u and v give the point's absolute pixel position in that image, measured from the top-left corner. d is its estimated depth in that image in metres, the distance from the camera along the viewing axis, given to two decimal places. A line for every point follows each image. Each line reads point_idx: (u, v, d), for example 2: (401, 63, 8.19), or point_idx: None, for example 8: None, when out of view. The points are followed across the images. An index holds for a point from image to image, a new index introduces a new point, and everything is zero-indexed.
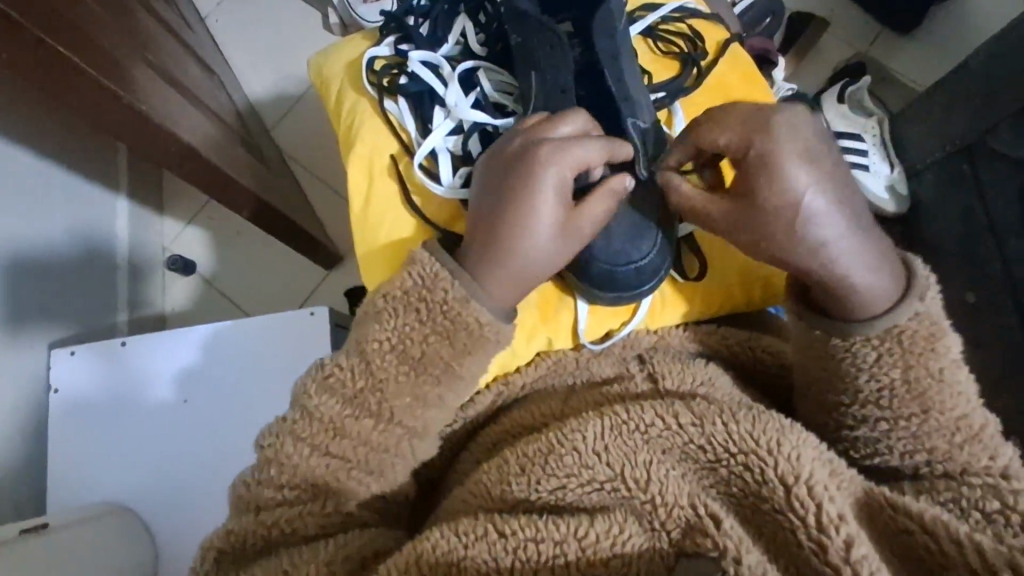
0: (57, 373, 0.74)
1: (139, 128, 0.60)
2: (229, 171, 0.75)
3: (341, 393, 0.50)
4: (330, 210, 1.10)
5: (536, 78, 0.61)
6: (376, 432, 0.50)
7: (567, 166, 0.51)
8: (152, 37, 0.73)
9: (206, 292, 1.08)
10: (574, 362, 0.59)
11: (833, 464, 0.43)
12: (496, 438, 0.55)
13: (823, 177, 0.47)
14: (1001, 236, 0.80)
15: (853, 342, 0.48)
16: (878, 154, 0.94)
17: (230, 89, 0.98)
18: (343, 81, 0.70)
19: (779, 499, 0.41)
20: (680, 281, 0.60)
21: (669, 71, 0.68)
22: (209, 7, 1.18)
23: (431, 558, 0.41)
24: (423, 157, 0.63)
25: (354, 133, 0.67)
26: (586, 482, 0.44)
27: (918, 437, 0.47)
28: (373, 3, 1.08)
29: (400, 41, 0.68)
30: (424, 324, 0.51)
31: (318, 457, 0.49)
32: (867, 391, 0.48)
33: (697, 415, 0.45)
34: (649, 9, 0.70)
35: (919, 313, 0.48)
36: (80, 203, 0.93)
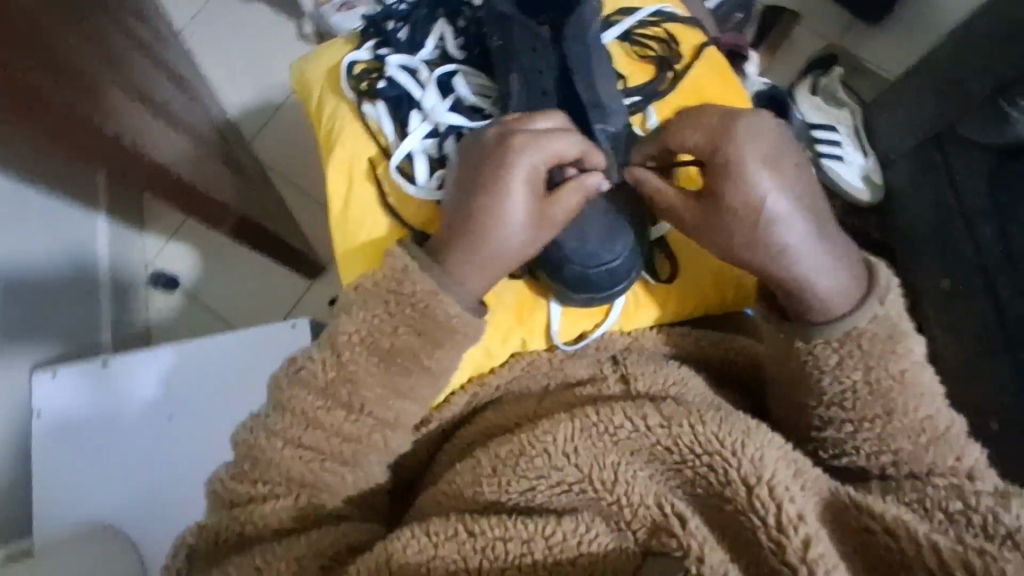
0: (40, 395, 0.74)
1: (110, 145, 0.60)
2: (203, 187, 0.75)
3: (313, 384, 0.50)
4: (312, 220, 1.11)
5: (517, 80, 0.59)
6: (349, 422, 0.50)
7: (539, 160, 0.51)
8: (125, 55, 0.73)
9: (191, 307, 1.08)
10: (548, 362, 0.59)
11: (796, 463, 0.44)
12: (471, 437, 0.55)
13: (786, 183, 0.48)
14: (970, 218, 0.81)
15: (814, 344, 0.49)
16: (851, 145, 0.95)
17: (207, 103, 0.99)
18: (323, 86, 0.70)
19: (742, 499, 0.41)
20: (653, 283, 0.60)
21: (644, 74, 0.68)
22: (185, 21, 1.18)
23: (400, 559, 0.42)
24: (399, 161, 0.63)
25: (334, 136, 0.67)
26: (555, 483, 0.44)
27: (883, 438, 0.47)
28: (346, 11, 1.07)
29: (380, 45, 0.69)
30: (393, 316, 0.51)
31: (291, 449, 0.49)
32: (832, 387, 0.49)
33: (665, 417, 0.46)
34: (625, 13, 0.70)
35: (879, 316, 0.49)
36: (60, 224, 0.92)
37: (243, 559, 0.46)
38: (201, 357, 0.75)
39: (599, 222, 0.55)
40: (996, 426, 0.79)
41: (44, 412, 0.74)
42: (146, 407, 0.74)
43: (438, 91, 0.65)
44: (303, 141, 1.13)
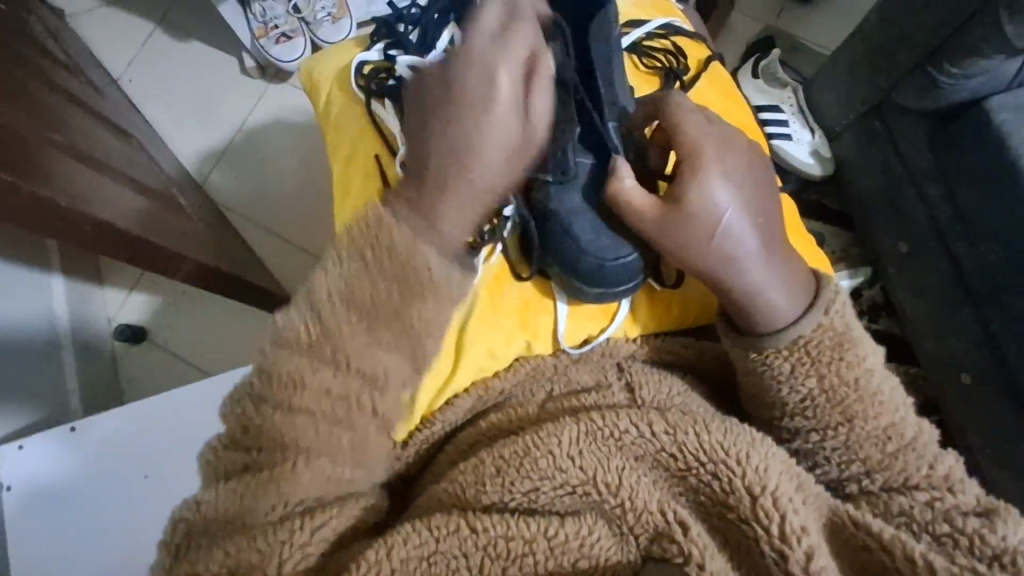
0: (7, 467, 0.71)
1: (48, 212, 0.58)
2: (157, 238, 0.73)
3: (297, 347, 0.41)
4: (276, 255, 1.09)
5: None
6: (337, 379, 0.41)
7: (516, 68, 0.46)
8: (56, 114, 0.71)
9: (160, 356, 1.05)
10: (553, 367, 0.58)
11: (800, 479, 0.44)
12: (472, 440, 0.54)
13: (740, 200, 0.49)
14: (920, 184, 0.84)
15: (767, 354, 0.49)
16: (797, 122, 0.98)
17: (150, 149, 0.96)
18: (331, 85, 0.71)
19: (746, 508, 0.41)
20: (657, 290, 0.61)
21: (650, 85, 0.69)
22: (122, 68, 1.16)
23: (402, 553, 0.40)
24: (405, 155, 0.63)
25: (342, 131, 0.69)
26: (559, 485, 0.44)
27: (849, 447, 0.47)
28: (286, 42, 1.06)
29: (390, 46, 0.69)
30: (374, 271, 0.41)
31: (283, 414, 0.41)
32: (793, 395, 0.49)
33: (670, 424, 0.46)
34: (632, 25, 0.72)
35: (822, 324, 0.49)
36: (12, 289, 0.90)
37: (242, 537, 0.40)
38: (178, 409, 0.74)
39: (586, 223, 0.57)
40: (969, 379, 0.81)
41: (15, 485, 0.71)
42: (117, 468, 0.72)
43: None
44: (275, 177, 1.12)
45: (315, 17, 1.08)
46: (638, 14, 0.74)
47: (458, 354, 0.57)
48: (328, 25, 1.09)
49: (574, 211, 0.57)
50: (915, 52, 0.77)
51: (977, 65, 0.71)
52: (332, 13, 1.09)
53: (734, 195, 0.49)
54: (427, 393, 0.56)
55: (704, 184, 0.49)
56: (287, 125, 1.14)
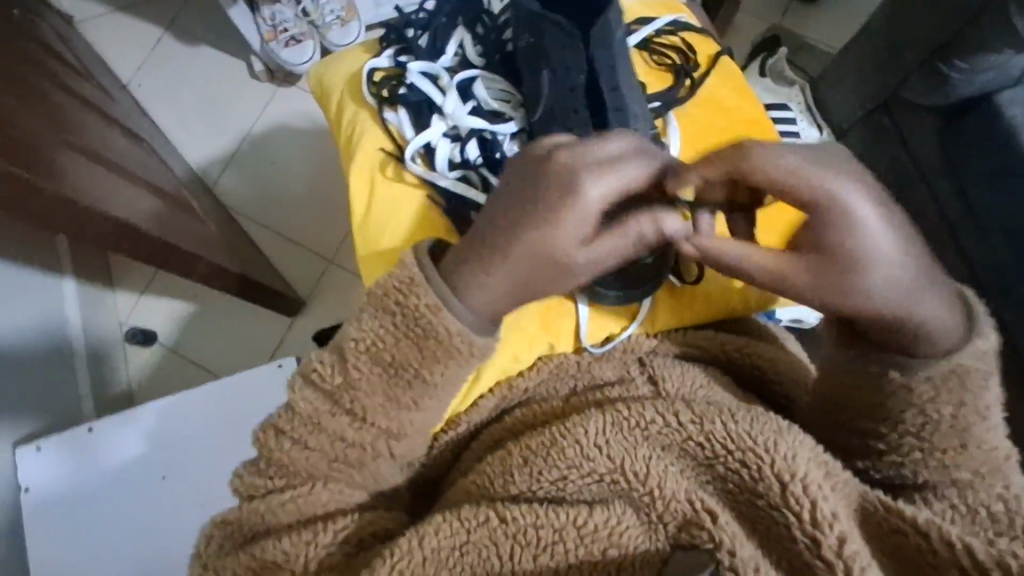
0: (23, 470, 0.72)
1: (65, 213, 0.59)
2: (174, 239, 0.73)
3: (323, 389, 0.47)
4: (289, 258, 1.10)
5: (547, 77, 0.60)
6: (352, 429, 0.46)
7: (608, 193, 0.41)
8: (74, 119, 0.72)
9: (172, 359, 1.06)
10: (576, 364, 0.58)
11: (829, 466, 0.43)
12: (499, 435, 0.54)
13: (896, 235, 0.41)
14: (930, 180, 0.84)
15: (911, 378, 0.45)
16: (806, 120, 0.96)
17: (163, 153, 0.97)
18: (343, 92, 0.71)
19: (775, 495, 0.42)
20: (678, 286, 0.61)
21: (662, 83, 0.70)
22: (131, 74, 1.17)
23: (433, 542, 0.42)
24: (417, 151, 0.65)
25: (356, 140, 0.68)
26: (587, 474, 0.44)
27: (945, 467, 0.45)
28: (295, 45, 1.07)
29: (400, 52, 0.70)
30: (397, 327, 0.46)
31: (298, 449, 0.46)
32: (912, 408, 0.45)
33: (697, 413, 0.45)
34: (643, 22, 0.72)
35: (980, 350, 0.45)
36: (27, 294, 0.91)
37: (267, 540, 0.45)
38: (193, 409, 0.74)
39: None
40: None
41: (31, 487, 0.71)
42: (133, 466, 0.73)
43: (457, 96, 0.66)
44: (286, 180, 1.13)
45: (324, 21, 1.08)
46: (645, 12, 0.74)
47: None
48: (337, 28, 1.09)
49: None
50: (924, 48, 0.77)
51: (986, 60, 0.71)
52: (340, 16, 1.09)
53: (895, 257, 0.41)
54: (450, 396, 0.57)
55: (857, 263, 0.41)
56: (294, 127, 1.15)
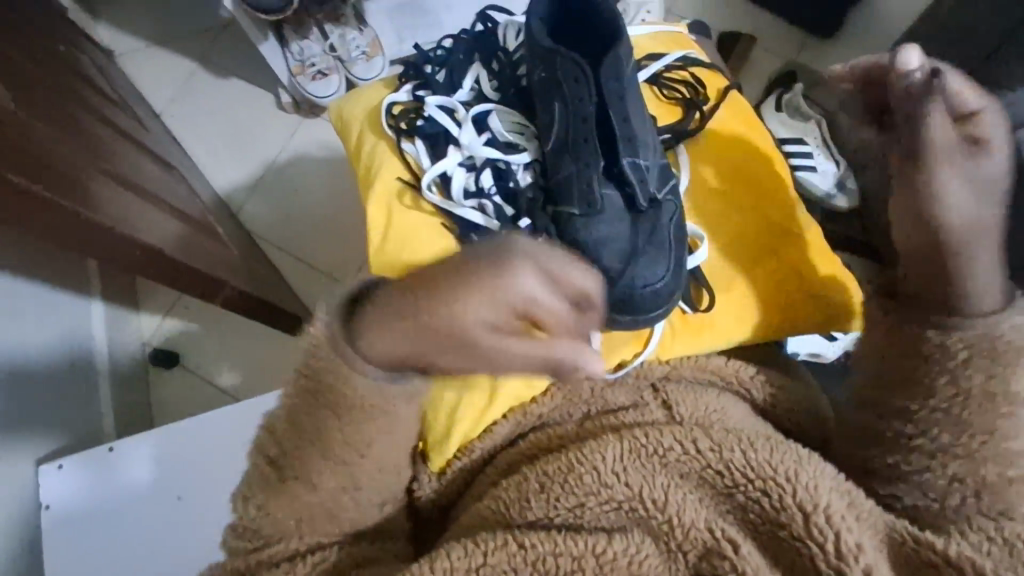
0: (43, 487, 0.73)
1: (97, 238, 0.61)
2: (198, 263, 0.75)
3: (270, 454, 0.48)
4: (309, 284, 1.12)
5: (560, 109, 0.61)
6: (310, 492, 0.47)
7: (533, 283, 0.39)
8: (110, 148, 0.75)
9: (190, 381, 1.08)
10: (588, 390, 0.57)
11: (852, 497, 0.44)
12: (513, 460, 0.55)
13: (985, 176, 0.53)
14: None
15: (945, 333, 0.50)
16: (821, 154, 0.99)
17: (192, 181, 1.01)
18: (362, 122, 0.73)
19: (798, 526, 0.42)
20: (690, 314, 0.63)
21: (672, 116, 0.71)
22: (164, 105, 1.21)
23: (446, 564, 0.41)
24: (433, 180, 0.67)
25: (374, 170, 0.70)
26: (604, 500, 0.44)
27: (972, 459, 0.47)
28: (321, 79, 1.11)
29: (418, 87, 0.72)
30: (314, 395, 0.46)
31: (262, 512, 0.47)
32: (945, 374, 0.49)
33: (715, 441, 0.46)
34: (653, 57, 0.73)
35: (1017, 324, 0.49)
36: (57, 315, 0.93)
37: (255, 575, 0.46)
38: (210, 431, 0.76)
39: (642, 250, 0.62)
40: None
41: (52, 504, 0.72)
42: (151, 484, 0.73)
43: (473, 128, 0.68)
44: (308, 205, 1.16)
45: (350, 55, 1.12)
46: (656, 47, 0.75)
47: (495, 382, 0.57)
48: (361, 63, 1.12)
49: (598, 240, 0.63)
50: None
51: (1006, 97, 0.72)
52: (365, 51, 1.12)
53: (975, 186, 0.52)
54: (463, 421, 0.57)
55: (972, 157, 0.53)
56: (316, 156, 1.18)
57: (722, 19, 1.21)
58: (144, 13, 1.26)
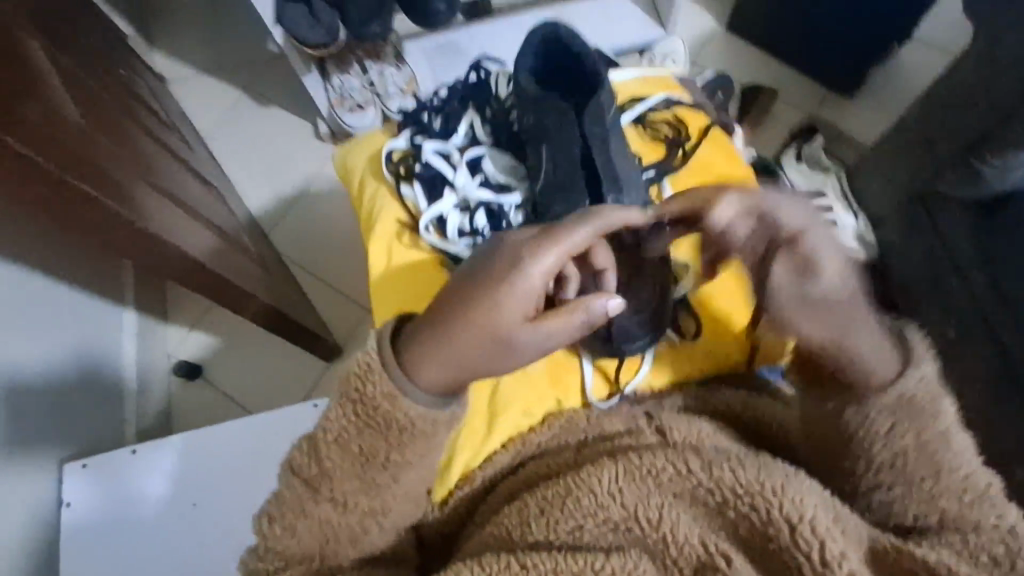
0: (68, 486, 0.76)
1: (143, 245, 0.65)
2: (231, 277, 0.79)
3: (303, 475, 0.48)
4: (332, 306, 1.15)
5: (547, 152, 0.68)
6: (336, 514, 0.48)
7: (557, 252, 0.49)
8: (159, 164, 0.80)
9: (212, 394, 1.10)
10: (584, 419, 0.61)
11: (837, 510, 0.45)
12: (514, 486, 0.56)
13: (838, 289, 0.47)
14: (966, 271, 0.86)
15: (865, 406, 0.48)
16: (841, 206, 1.02)
17: (229, 199, 1.05)
18: (365, 169, 0.78)
19: (785, 537, 0.43)
20: (675, 343, 0.68)
21: (656, 154, 0.78)
22: (209, 128, 1.28)
23: None
24: (431, 221, 0.72)
25: (374, 214, 0.75)
26: (602, 521, 0.46)
27: (929, 498, 0.46)
28: (358, 111, 1.16)
29: (417, 133, 0.77)
30: (359, 418, 0.47)
31: (285, 531, 0.48)
32: (878, 441, 0.47)
33: (706, 461, 0.48)
34: (638, 101, 0.82)
35: (924, 377, 0.47)
36: (90, 321, 0.97)
37: None
38: (228, 441, 0.78)
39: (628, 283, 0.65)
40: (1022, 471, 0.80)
41: (73, 502, 0.76)
42: (168, 490, 0.76)
43: (468, 172, 0.74)
44: (337, 230, 1.20)
45: (387, 91, 1.17)
46: (642, 90, 0.84)
47: (494, 415, 0.64)
48: (397, 98, 1.17)
49: None
50: (955, 144, 0.81)
51: None
52: (402, 88, 1.17)
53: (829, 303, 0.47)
54: (464, 452, 0.62)
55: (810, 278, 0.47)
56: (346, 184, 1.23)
57: (744, 72, 1.25)
58: (198, 43, 1.34)
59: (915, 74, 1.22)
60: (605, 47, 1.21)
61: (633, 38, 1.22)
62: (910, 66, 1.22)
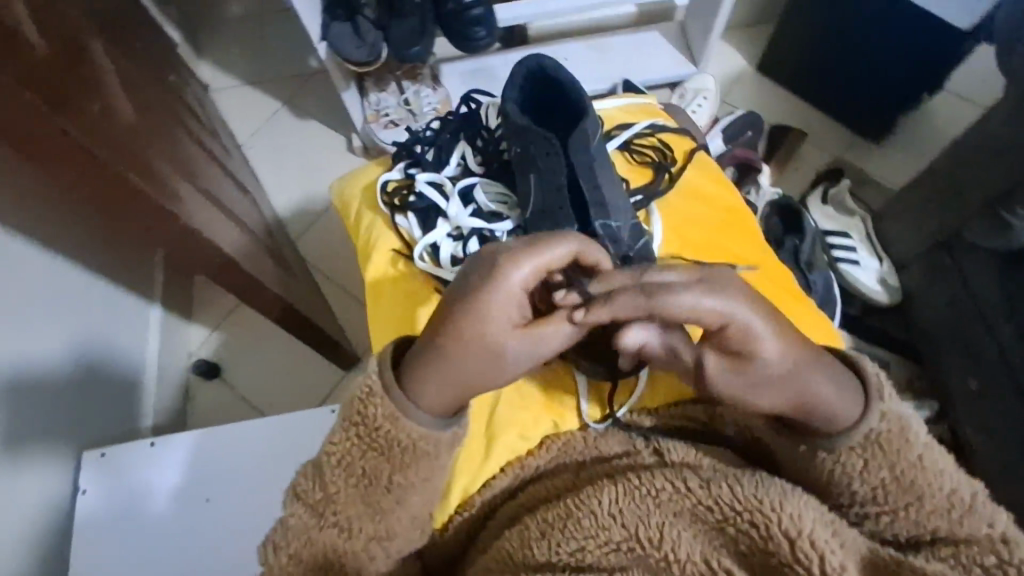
0: (88, 473, 0.77)
1: (184, 242, 0.67)
2: (260, 277, 0.81)
3: (308, 504, 0.50)
4: (351, 316, 1.17)
5: (535, 179, 0.68)
6: (342, 539, 0.49)
7: (534, 263, 0.46)
8: (201, 166, 0.83)
9: (227, 395, 1.12)
10: (582, 441, 0.60)
11: (835, 524, 0.46)
12: (513, 513, 0.57)
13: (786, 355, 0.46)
14: (991, 322, 0.86)
15: (838, 453, 0.49)
16: (865, 250, 1.01)
17: (261, 205, 1.08)
18: (360, 202, 0.81)
19: (786, 553, 0.44)
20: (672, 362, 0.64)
21: (645, 177, 0.79)
22: (246, 137, 1.32)
23: None
24: (425, 250, 0.73)
25: (372, 244, 0.77)
26: (604, 543, 0.46)
27: (918, 523, 0.49)
28: (392, 128, 1.19)
29: (411, 165, 0.80)
30: (361, 441, 0.48)
31: (290, 560, 0.50)
32: (858, 483, 0.49)
33: (704, 480, 0.48)
34: (622, 127, 0.83)
35: (886, 414, 0.49)
36: (121, 315, 0.99)
37: None
38: (239, 443, 0.78)
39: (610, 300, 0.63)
40: None
41: (89, 489, 0.77)
42: (177, 489, 0.76)
43: (460, 201, 0.75)
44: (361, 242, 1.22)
45: (422, 110, 1.19)
46: (625, 118, 0.85)
47: (491, 438, 0.60)
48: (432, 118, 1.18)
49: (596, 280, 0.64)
50: (988, 193, 0.83)
51: None
52: (437, 107, 1.20)
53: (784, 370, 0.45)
54: (462, 475, 0.59)
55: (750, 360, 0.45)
56: None
57: (772, 112, 1.27)
58: (242, 55, 1.39)
59: (944, 123, 1.23)
60: (636, 80, 1.23)
61: (664, 73, 1.24)
62: (939, 115, 1.23)
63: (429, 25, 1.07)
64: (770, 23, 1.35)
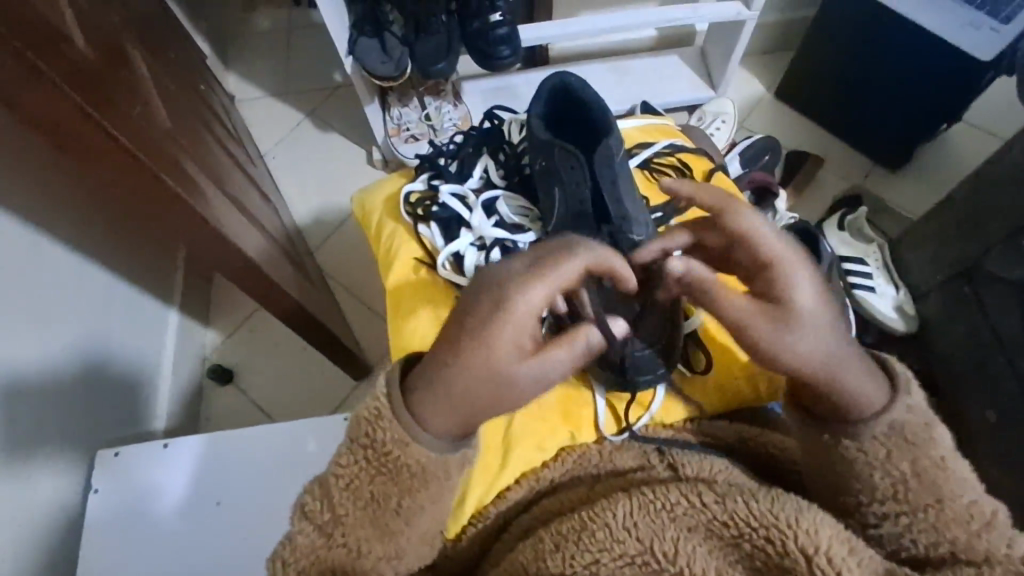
0: (101, 471, 0.78)
1: (209, 245, 0.68)
2: (279, 283, 0.82)
3: (318, 521, 0.48)
4: (365, 325, 1.17)
5: (560, 194, 0.70)
6: (350, 558, 0.48)
7: (548, 283, 0.44)
8: (228, 173, 0.85)
9: (240, 401, 1.12)
10: (598, 454, 0.61)
11: (852, 543, 0.44)
12: (529, 523, 0.56)
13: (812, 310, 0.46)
14: (1011, 353, 0.84)
15: (863, 441, 0.48)
16: (882, 277, 1.01)
17: (282, 213, 1.10)
18: (382, 213, 0.82)
19: (803, 569, 0.43)
20: (687, 376, 0.67)
21: (663, 196, 0.80)
22: (270, 147, 1.35)
23: None
24: (448, 259, 0.74)
25: (394, 252, 0.78)
26: (618, 556, 0.46)
27: (936, 528, 0.46)
28: (413, 142, 1.22)
29: (433, 177, 0.81)
30: (371, 464, 0.47)
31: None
32: (879, 473, 0.48)
33: (719, 495, 0.48)
34: (642, 146, 0.84)
35: (912, 406, 0.48)
36: (141, 316, 1.01)
37: None
38: (251, 448, 0.79)
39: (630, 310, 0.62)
40: None
41: (100, 488, 0.77)
42: (189, 491, 0.77)
43: (483, 212, 0.77)
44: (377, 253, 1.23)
45: (443, 125, 1.21)
46: (644, 137, 0.86)
47: (507, 448, 0.61)
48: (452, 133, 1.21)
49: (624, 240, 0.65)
50: (1007, 223, 0.83)
51: None
52: (457, 123, 1.22)
53: (811, 323, 0.46)
54: (476, 486, 0.59)
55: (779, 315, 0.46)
56: None
57: (790, 137, 1.28)
58: (269, 68, 1.42)
59: (963, 152, 1.22)
60: (655, 102, 1.24)
61: (683, 96, 1.25)
62: (959, 145, 1.23)
63: (454, 43, 1.09)
64: (789, 51, 1.37)
